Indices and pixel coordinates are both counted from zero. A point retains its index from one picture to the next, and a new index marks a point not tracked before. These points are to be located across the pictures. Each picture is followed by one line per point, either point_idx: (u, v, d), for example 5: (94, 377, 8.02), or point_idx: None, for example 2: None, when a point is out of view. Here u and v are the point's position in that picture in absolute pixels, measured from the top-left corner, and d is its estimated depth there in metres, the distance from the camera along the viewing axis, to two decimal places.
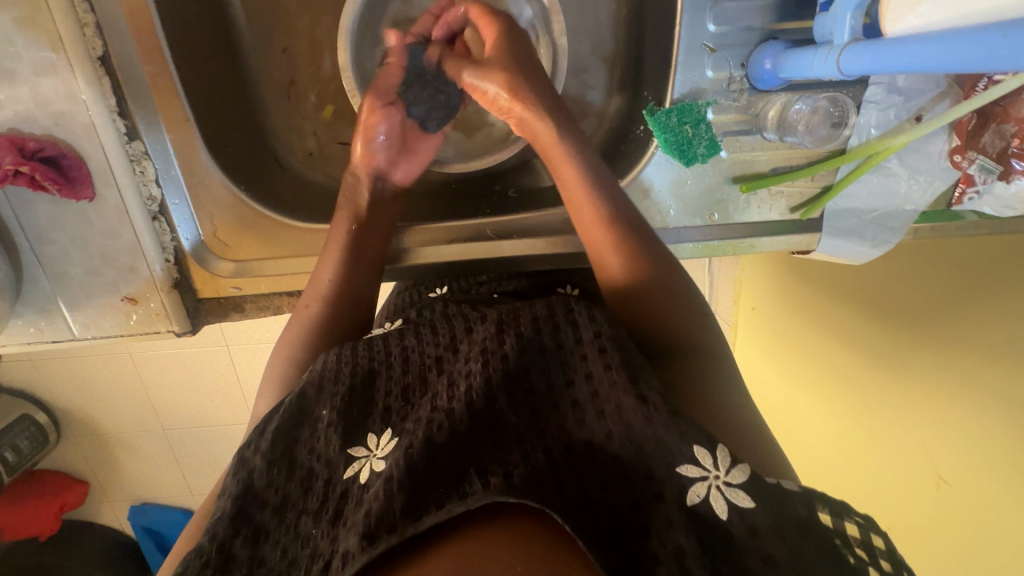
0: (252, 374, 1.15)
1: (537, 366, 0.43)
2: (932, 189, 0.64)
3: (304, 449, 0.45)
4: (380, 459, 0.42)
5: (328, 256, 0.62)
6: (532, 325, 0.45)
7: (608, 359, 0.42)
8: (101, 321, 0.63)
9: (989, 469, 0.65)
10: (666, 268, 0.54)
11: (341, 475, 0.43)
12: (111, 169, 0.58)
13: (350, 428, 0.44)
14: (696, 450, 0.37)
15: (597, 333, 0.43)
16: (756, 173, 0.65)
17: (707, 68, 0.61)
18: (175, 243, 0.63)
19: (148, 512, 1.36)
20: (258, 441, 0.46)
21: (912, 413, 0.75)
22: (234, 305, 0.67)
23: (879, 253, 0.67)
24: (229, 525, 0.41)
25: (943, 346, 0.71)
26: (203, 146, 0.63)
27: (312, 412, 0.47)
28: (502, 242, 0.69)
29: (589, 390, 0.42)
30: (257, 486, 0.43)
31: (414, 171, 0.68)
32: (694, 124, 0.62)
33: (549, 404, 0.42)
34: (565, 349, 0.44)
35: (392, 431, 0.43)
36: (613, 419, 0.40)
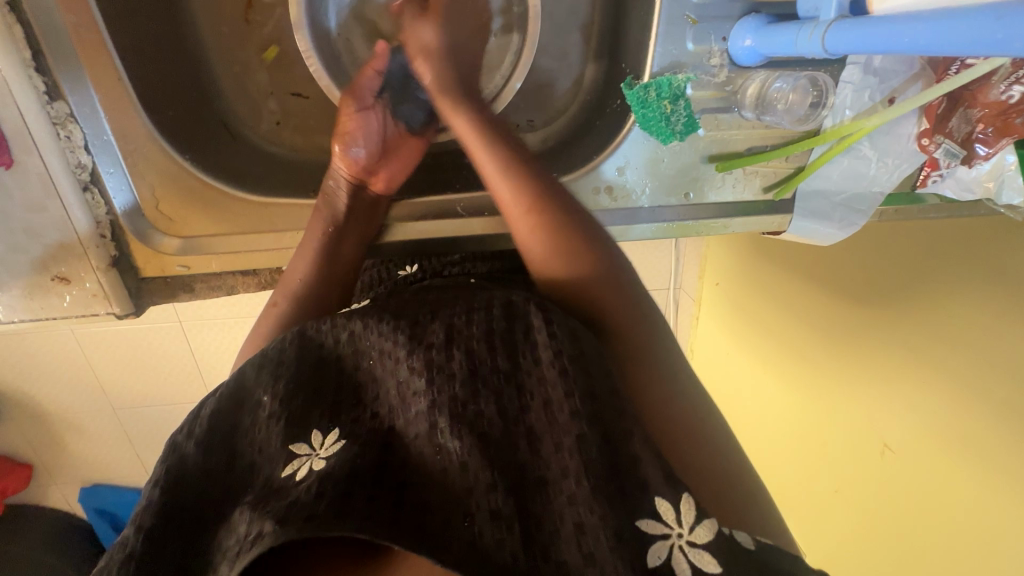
0: (206, 353, 1.10)
1: (487, 388, 0.42)
2: (899, 171, 0.65)
3: (245, 441, 0.44)
4: (322, 459, 0.40)
5: (304, 251, 0.59)
6: (488, 342, 0.44)
7: (568, 385, 0.40)
8: (29, 302, 0.58)
9: (935, 439, 0.68)
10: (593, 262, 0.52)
11: (279, 472, 0.41)
12: (28, 133, 0.51)
13: (292, 424, 0.43)
14: (659, 504, 0.37)
15: (557, 354, 0.42)
16: (733, 152, 0.64)
17: (688, 41, 0.59)
18: (111, 218, 0.57)
19: (100, 495, 1.30)
20: (192, 426, 0.44)
21: (863, 393, 0.79)
22: (182, 284, 0.62)
23: (847, 235, 0.69)
24: (159, 512, 0.41)
25: (896, 323, 0.74)
26: (140, 109, 0.57)
27: (251, 396, 0.45)
28: (474, 220, 0.66)
29: (547, 418, 0.40)
30: (190, 471, 0.43)
31: (398, 175, 0.65)
32: (673, 100, 0.60)
33: (501, 426, 0.40)
34: (523, 370, 0.43)
35: (339, 433, 0.42)
36: (570, 455, 0.38)
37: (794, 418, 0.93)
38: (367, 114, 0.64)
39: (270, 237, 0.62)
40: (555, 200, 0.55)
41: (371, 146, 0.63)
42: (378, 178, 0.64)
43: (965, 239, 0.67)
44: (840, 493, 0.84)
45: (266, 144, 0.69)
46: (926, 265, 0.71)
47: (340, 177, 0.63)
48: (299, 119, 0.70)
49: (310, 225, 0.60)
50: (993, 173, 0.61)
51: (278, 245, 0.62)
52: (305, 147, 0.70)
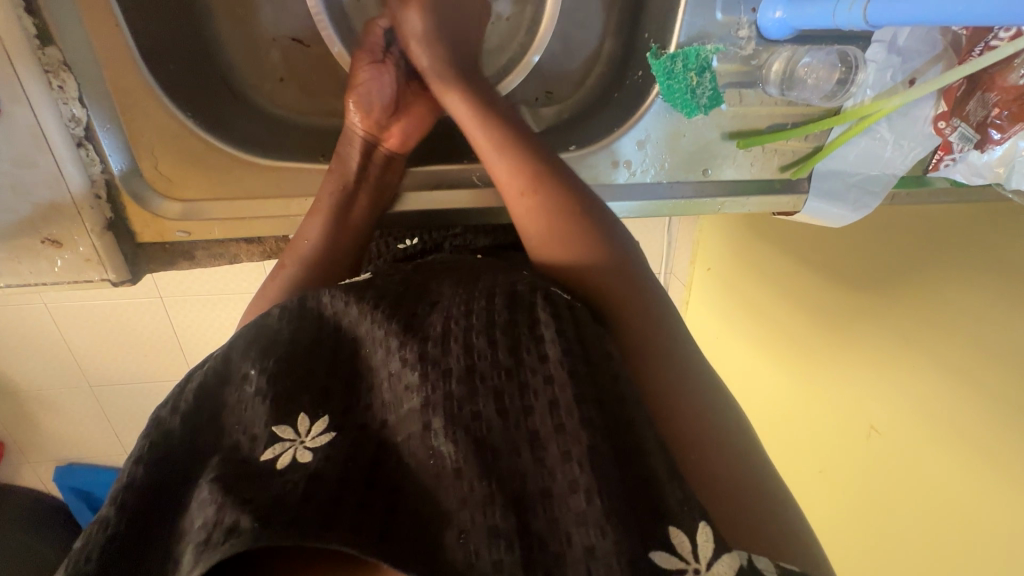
0: (190, 328, 1.06)
1: (485, 386, 0.38)
2: (913, 154, 0.65)
3: (230, 417, 0.41)
4: (308, 450, 0.37)
5: (316, 213, 0.57)
6: (488, 334, 0.40)
7: (576, 389, 0.37)
8: (16, 266, 0.55)
9: (919, 421, 0.70)
10: (569, 209, 0.51)
11: (260, 456, 0.38)
12: (17, 79, 0.47)
13: (275, 407, 0.39)
14: (674, 535, 0.34)
15: (566, 354, 0.39)
16: (754, 129, 0.63)
17: (717, 10, 0.57)
18: (107, 177, 0.54)
19: (76, 473, 1.26)
20: (177, 401, 0.42)
21: (853, 376, 0.80)
22: (182, 251, 0.60)
23: (858, 216, 0.70)
24: (140, 491, 0.38)
25: (892, 307, 0.75)
26: (141, 61, 0.53)
27: (237, 370, 0.42)
28: (489, 192, 0.63)
29: (552, 422, 0.37)
30: (174, 452, 0.40)
31: (411, 135, 0.62)
32: (699, 72, 0.58)
33: (498, 429, 0.37)
34: (525, 366, 0.39)
35: (329, 421, 0.39)
36: (576, 468, 0.35)
37: (786, 399, 0.95)
38: (383, 66, 0.61)
39: (277, 203, 0.59)
40: (550, 177, 0.53)
41: (387, 99, 0.61)
42: (393, 137, 0.61)
43: (964, 227, 0.68)
44: (824, 472, 0.86)
45: (271, 107, 0.65)
46: (925, 249, 0.71)
47: (354, 139, 0.60)
48: (308, 82, 0.67)
49: (323, 184, 0.59)
50: (1004, 159, 0.60)
51: (286, 212, 0.59)
52: (312, 111, 0.67)
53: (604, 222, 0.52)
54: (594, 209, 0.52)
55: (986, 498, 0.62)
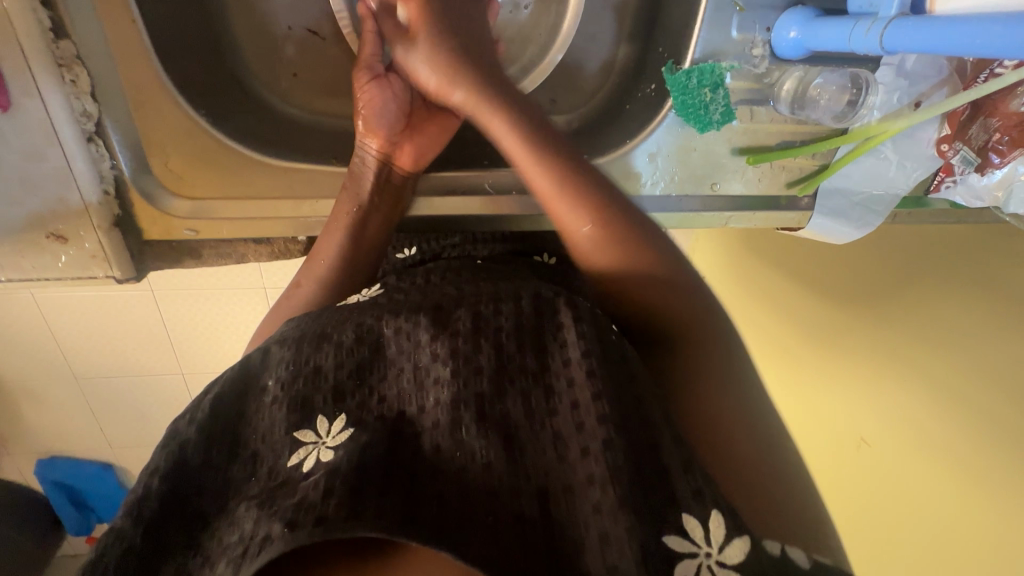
0: (185, 323, 1.05)
1: (515, 387, 0.40)
2: (914, 176, 0.66)
3: (250, 432, 0.41)
4: (330, 448, 0.37)
5: (331, 229, 0.57)
6: (516, 338, 0.42)
7: (597, 389, 0.39)
8: (19, 260, 0.54)
9: (903, 435, 0.71)
10: (612, 215, 0.50)
11: (284, 463, 0.38)
12: (30, 70, 0.46)
13: (296, 409, 0.40)
14: (687, 521, 0.35)
15: (587, 354, 0.40)
16: (764, 146, 0.64)
17: (732, 28, 0.58)
18: (116, 173, 0.53)
19: (58, 466, 1.24)
20: (194, 412, 0.42)
21: (840, 389, 0.82)
22: (189, 249, 0.59)
23: (862, 234, 0.70)
24: (161, 504, 0.38)
25: (880, 322, 0.77)
26: (155, 57, 0.52)
27: (258, 381, 0.43)
28: (501, 199, 0.64)
29: (574, 421, 0.38)
30: (190, 459, 0.40)
31: (424, 154, 0.62)
32: (713, 88, 0.59)
33: (526, 428, 0.38)
34: (550, 372, 0.41)
35: (347, 420, 0.39)
36: (596, 460, 0.36)
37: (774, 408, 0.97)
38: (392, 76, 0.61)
39: (287, 204, 0.58)
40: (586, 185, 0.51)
41: (395, 114, 0.60)
42: (405, 155, 0.61)
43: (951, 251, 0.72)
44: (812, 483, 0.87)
45: (282, 106, 0.65)
46: (916, 272, 0.74)
47: (367, 160, 0.60)
48: (320, 82, 0.66)
49: (335, 205, 0.58)
50: (1001, 184, 0.62)
51: (296, 213, 0.59)
52: (322, 111, 0.66)
53: (642, 228, 0.51)
54: (631, 216, 0.51)
55: (978, 515, 0.62)
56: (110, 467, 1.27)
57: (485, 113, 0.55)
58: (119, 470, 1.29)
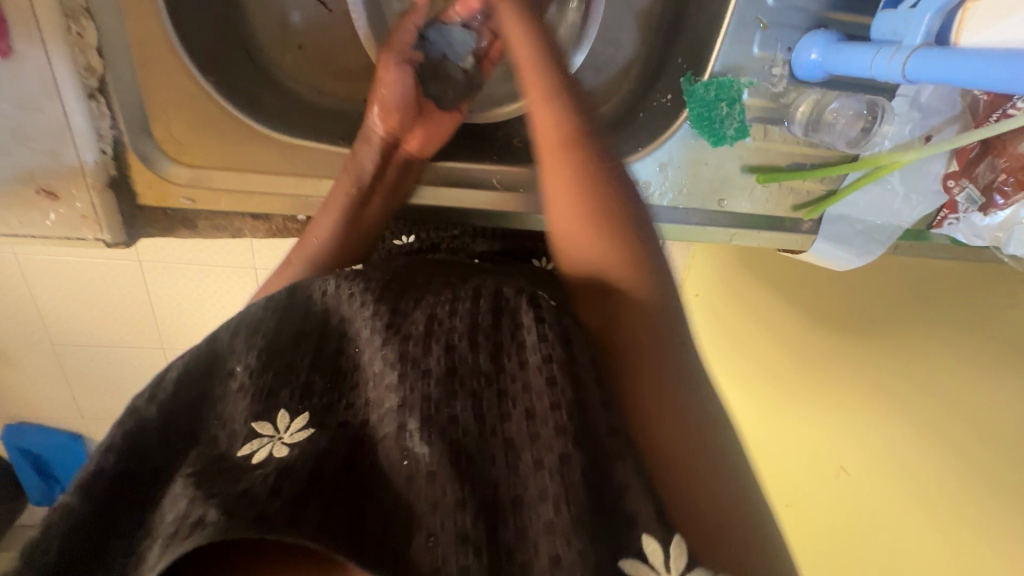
0: (171, 296, 1.02)
1: (465, 390, 0.36)
2: (917, 210, 0.66)
3: (211, 415, 0.39)
4: (285, 445, 0.35)
5: (327, 209, 0.56)
6: (469, 336, 0.38)
7: (557, 393, 0.34)
8: (5, 214, 0.52)
9: (887, 466, 0.71)
10: (590, 186, 0.44)
11: (237, 450, 0.36)
12: (36, 18, 0.45)
13: (261, 399, 0.38)
14: (647, 543, 0.31)
15: (549, 358, 0.36)
16: (774, 166, 0.64)
17: (754, 45, 0.57)
18: (115, 134, 0.51)
19: (26, 434, 1.21)
20: (155, 390, 0.39)
21: (827, 415, 0.82)
22: (183, 219, 0.58)
23: (863, 261, 0.71)
24: (113, 482, 0.36)
25: (872, 352, 0.76)
26: (167, 18, 0.51)
27: (223, 363, 0.40)
28: (508, 196, 0.62)
29: (528, 429, 0.34)
30: (149, 440, 0.38)
31: (434, 141, 0.62)
32: (729, 103, 0.59)
33: (476, 435, 0.35)
34: (505, 372, 0.37)
35: (308, 417, 0.37)
36: (551, 475, 0.32)
37: (760, 430, 0.96)
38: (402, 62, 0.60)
39: (288, 181, 0.57)
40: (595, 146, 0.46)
41: (410, 98, 0.59)
42: (414, 140, 0.60)
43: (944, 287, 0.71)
44: (790, 506, 0.87)
45: (291, 82, 0.63)
46: (911, 302, 0.74)
47: (373, 137, 0.59)
48: (332, 62, 0.65)
49: (334, 187, 0.57)
50: (1005, 224, 0.60)
51: (297, 191, 0.58)
52: (332, 92, 0.65)
53: (640, 218, 0.44)
54: (633, 206, 0.44)
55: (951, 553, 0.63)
56: (78, 440, 1.23)
57: (520, 51, 0.50)
58: (88, 443, 1.25)
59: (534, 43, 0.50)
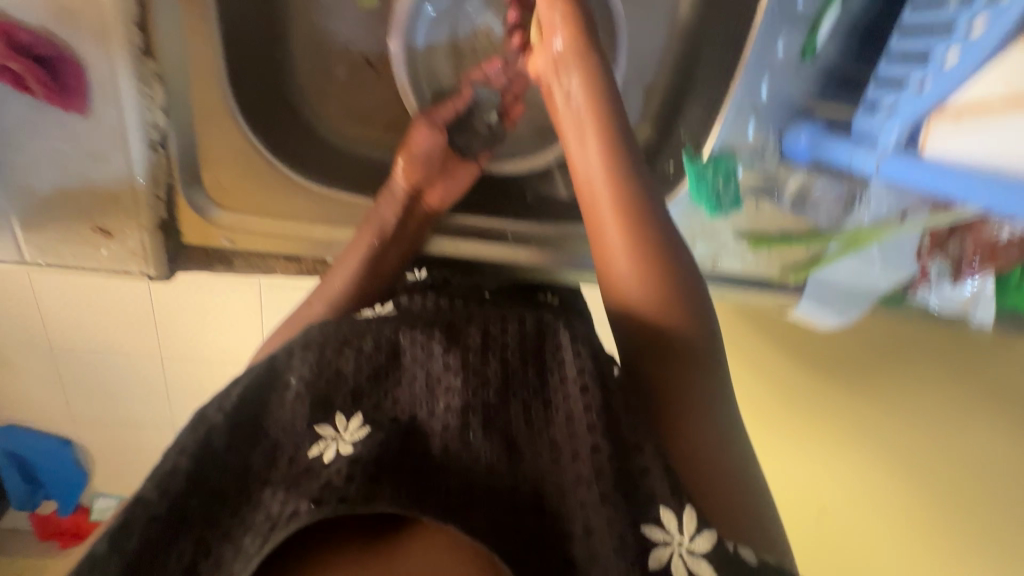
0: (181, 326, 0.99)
1: (517, 397, 0.49)
2: (896, 276, 0.71)
3: (271, 421, 0.49)
4: (347, 444, 0.46)
5: (351, 252, 0.61)
6: (520, 352, 0.51)
7: (589, 399, 0.46)
8: (61, 249, 0.56)
9: (879, 491, 0.80)
10: (635, 228, 0.50)
11: (306, 451, 0.47)
12: (115, 85, 0.50)
13: (317, 406, 0.49)
14: (662, 512, 0.42)
15: (582, 372, 0.48)
16: (764, 233, 0.69)
17: (748, 129, 0.63)
18: (170, 182, 0.57)
19: (17, 437, 1.18)
20: (221, 402, 0.49)
21: (822, 451, 0.84)
22: (222, 257, 0.62)
23: (845, 322, 0.76)
24: (185, 481, 0.46)
25: (862, 391, 0.80)
26: (226, 81, 0.56)
27: (280, 376, 0.51)
28: (518, 250, 0.69)
29: (568, 429, 0.47)
30: (217, 446, 0.47)
31: (451, 193, 0.66)
32: (725, 178, 0.64)
33: (524, 433, 0.48)
34: (551, 384, 0.50)
35: (362, 418, 0.48)
36: (585, 461, 0.45)
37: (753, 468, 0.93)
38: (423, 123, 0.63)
39: (322, 228, 0.62)
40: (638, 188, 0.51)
41: (432, 156, 0.63)
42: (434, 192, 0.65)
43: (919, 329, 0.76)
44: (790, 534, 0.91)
45: (327, 130, 0.66)
46: (896, 346, 0.78)
47: (396, 190, 0.63)
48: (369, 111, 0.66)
49: (358, 235, 0.62)
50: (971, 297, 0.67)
51: (329, 237, 0.63)
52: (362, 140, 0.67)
53: (681, 255, 0.50)
54: (672, 244, 0.50)
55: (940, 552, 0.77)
56: (68, 446, 1.18)
57: (555, 100, 0.57)
58: (76, 449, 1.21)
59: (597, 108, 0.54)
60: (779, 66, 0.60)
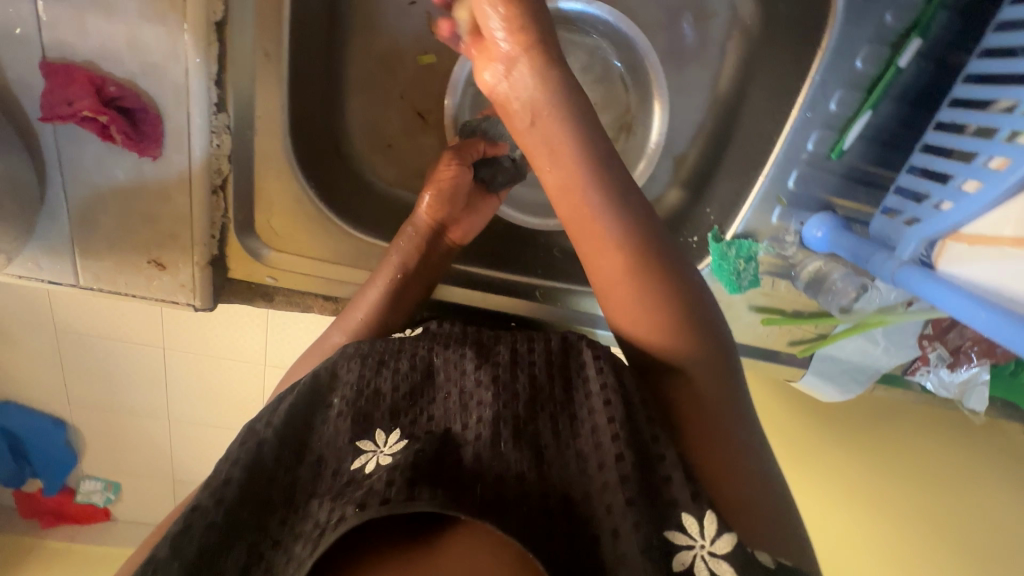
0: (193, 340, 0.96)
1: (544, 412, 0.49)
2: (895, 357, 0.75)
3: (317, 439, 0.51)
4: (386, 455, 0.46)
5: (374, 282, 0.63)
6: (546, 371, 0.52)
7: (612, 411, 0.46)
8: (115, 276, 0.59)
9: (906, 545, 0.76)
10: (624, 247, 0.48)
11: (348, 466, 0.47)
12: (188, 136, 0.53)
13: (358, 422, 0.50)
14: (685, 518, 0.42)
15: (605, 386, 0.48)
16: (775, 309, 0.73)
17: (772, 216, 0.67)
18: (224, 222, 0.60)
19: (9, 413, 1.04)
20: (271, 417, 0.52)
21: (850, 506, 0.80)
22: (263, 292, 0.65)
23: (845, 397, 0.80)
24: (241, 487, 0.47)
25: (879, 444, 0.81)
26: (287, 134, 0.58)
27: (326, 397, 0.53)
28: (548, 308, 0.73)
29: (592, 440, 0.46)
30: (265, 458, 0.49)
31: (473, 230, 0.68)
32: (747, 260, 0.68)
33: (552, 445, 0.47)
34: (575, 400, 0.50)
35: (400, 433, 0.49)
36: (609, 469, 0.44)
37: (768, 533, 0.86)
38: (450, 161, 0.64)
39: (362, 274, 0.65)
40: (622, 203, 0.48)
41: (459, 196, 0.65)
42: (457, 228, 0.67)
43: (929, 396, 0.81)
44: None
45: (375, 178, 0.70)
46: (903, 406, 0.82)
47: (419, 223, 0.65)
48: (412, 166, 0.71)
49: (381, 270, 0.64)
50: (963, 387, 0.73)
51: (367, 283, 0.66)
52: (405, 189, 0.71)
53: (675, 268, 0.49)
54: (667, 257, 0.49)
55: None
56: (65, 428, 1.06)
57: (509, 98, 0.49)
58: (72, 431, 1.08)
59: (565, 138, 0.48)
60: (808, 164, 0.64)
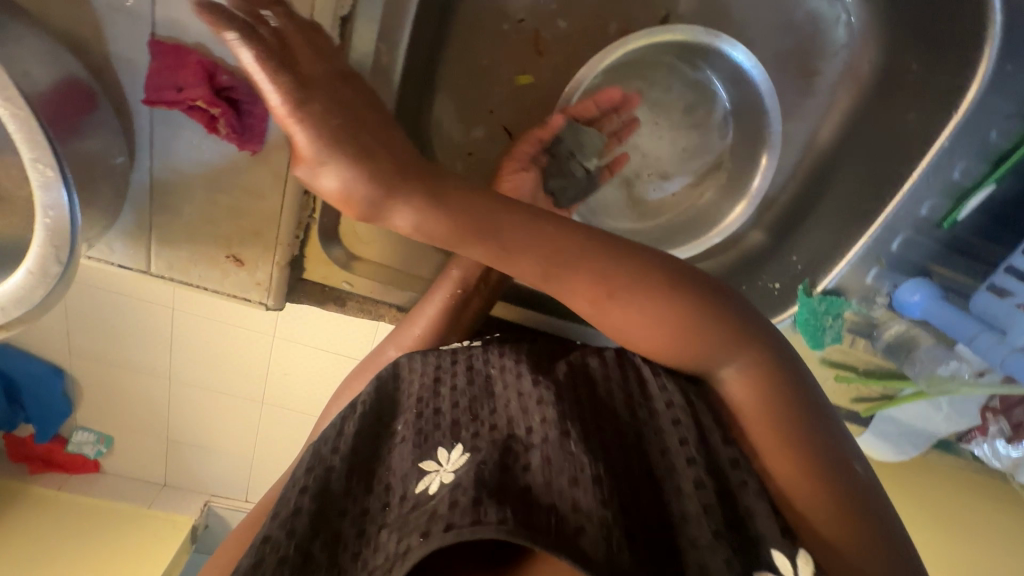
0: (197, 341, 0.78)
1: (612, 427, 0.41)
2: (953, 424, 0.74)
3: (385, 468, 0.43)
4: (450, 472, 0.38)
5: (432, 295, 0.58)
6: (611, 386, 0.43)
7: (686, 430, 0.39)
8: (189, 267, 0.56)
9: None
10: (635, 281, 0.43)
11: (413, 488, 0.39)
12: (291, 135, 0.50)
13: (418, 441, 0.42)
14: (776, 557, 0.35)
15: (676, 402, 0.41)
16: (847, 365, 0.72)
17: (868, 276, 0.64)
18: (310, 223, 0.57)
19: None
20: (336, 442, 0.44)
21: None
22: (336, 297, 0.62)
23: (897, 458, 0.79)
24: (313, 523, 0.39)
25: (933, 517, 0.81)
26: None
27: (390, 421, 0.46)
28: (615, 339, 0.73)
29: (673, 463, 0.39)
30: (335, 487, 0.41)
31: None
32: (834, 317, 0.66)
33: (625, 466, 0.39)
34: (644, 415, 0.42)
35: (463, 447, 0.40)
36: (693, 496, 0.37)
37: None
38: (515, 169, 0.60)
39: None
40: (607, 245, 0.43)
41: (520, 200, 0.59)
42: None
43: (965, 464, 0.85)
44: None
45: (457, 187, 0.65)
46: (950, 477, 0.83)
47: None
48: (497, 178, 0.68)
49: (441, 283, 0.58)
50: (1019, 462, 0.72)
51: None
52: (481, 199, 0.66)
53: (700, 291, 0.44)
54: (685, 281, 0.44)
55: None
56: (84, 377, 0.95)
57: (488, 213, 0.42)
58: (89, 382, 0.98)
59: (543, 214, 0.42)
60: (914, 230, 0.61)
